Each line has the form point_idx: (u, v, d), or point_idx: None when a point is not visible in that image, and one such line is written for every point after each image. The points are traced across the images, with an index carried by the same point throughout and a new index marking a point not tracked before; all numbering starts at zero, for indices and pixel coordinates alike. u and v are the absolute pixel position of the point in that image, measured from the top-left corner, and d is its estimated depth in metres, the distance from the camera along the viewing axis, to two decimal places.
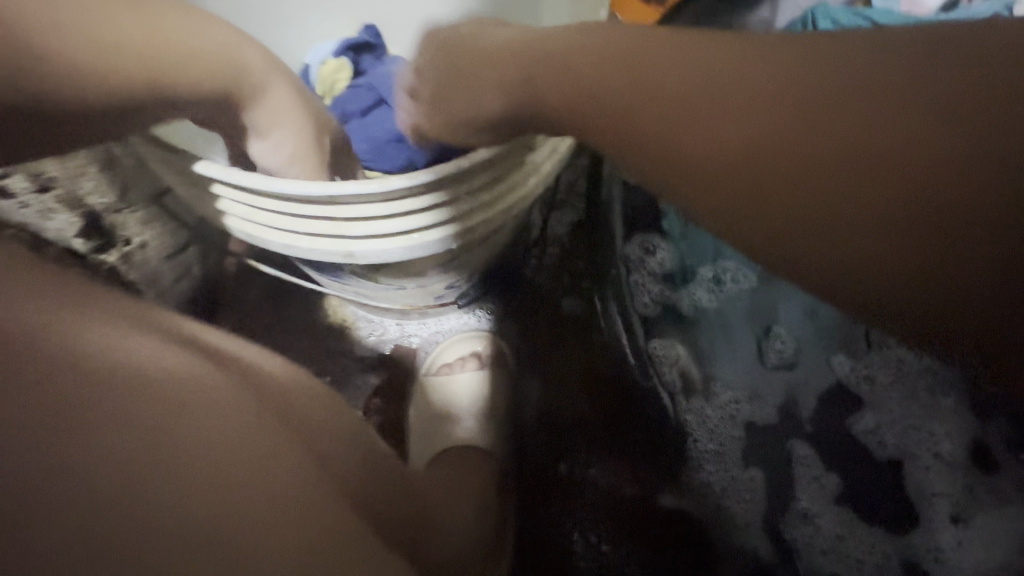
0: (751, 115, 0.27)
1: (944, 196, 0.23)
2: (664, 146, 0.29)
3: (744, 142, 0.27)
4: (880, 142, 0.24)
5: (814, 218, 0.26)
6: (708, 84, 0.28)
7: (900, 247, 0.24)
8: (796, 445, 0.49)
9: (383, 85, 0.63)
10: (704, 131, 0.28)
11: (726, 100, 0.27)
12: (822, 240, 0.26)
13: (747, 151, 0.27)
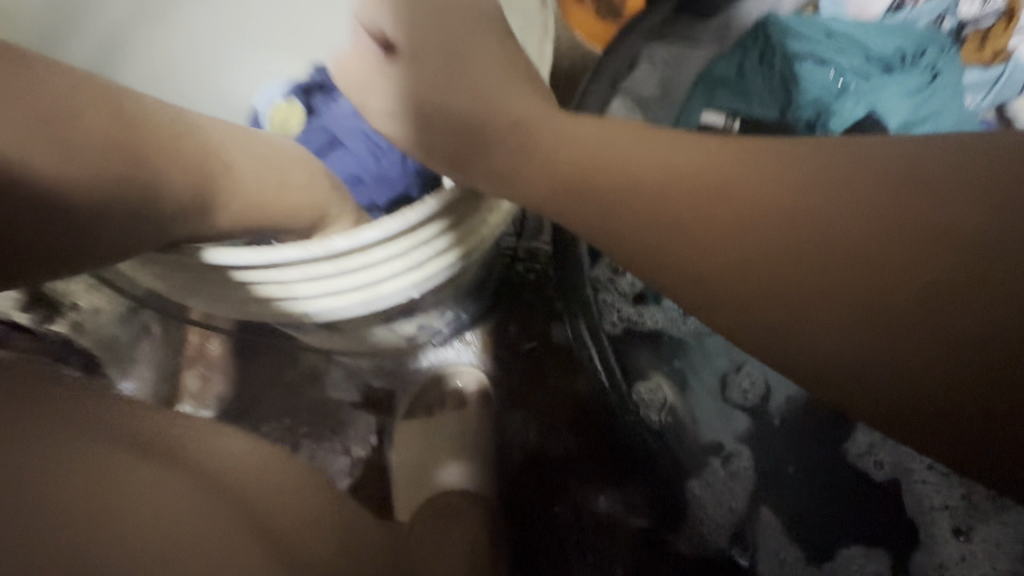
0: (778, 260, 0.31)
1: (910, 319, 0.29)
2: (677, 242, 0.33)
3: (775, 282, 0.31)
4: (847, 266, 0.30)
5: (821, 343, 0.31)
6: (666, 185, 0.34)
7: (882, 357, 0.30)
8: (761, 510, 0.48)
9: (335, 124, 0.59)
10: (719, 233, 0.32)
11: (751, 237, 0.32)
12: (833, 359, 0.31)
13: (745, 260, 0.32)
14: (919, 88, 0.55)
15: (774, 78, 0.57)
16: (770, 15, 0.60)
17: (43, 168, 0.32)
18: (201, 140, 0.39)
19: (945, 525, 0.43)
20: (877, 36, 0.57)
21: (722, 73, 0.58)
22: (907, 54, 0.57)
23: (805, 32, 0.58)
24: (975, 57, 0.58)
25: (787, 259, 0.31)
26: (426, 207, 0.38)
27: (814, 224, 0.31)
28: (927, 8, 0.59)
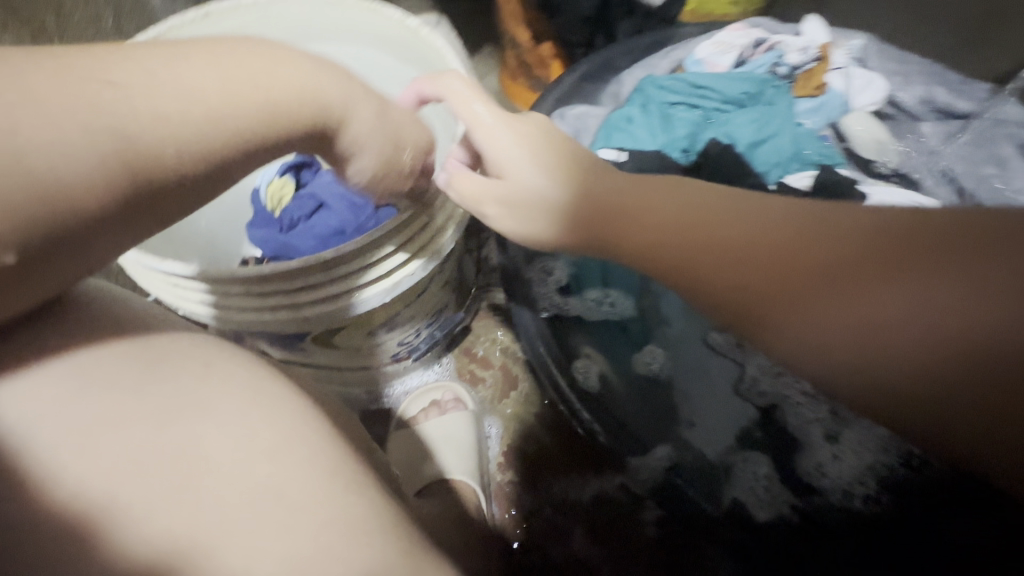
0: (722, 252, 0.43)
1: (864, 300, 0.38)
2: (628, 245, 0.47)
3: (737, 264, 0.42)
4: (809, 257, 0.40)
5: (779, 310, 0.40)
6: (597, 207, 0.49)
7: (851, 339, 0.38)
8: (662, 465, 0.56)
9: (324, 192, 0.76)
10: (685, 249, 0.44)
11: (710, 242, 0.43)
12: (793, 332, 0.40)
13: (729, 260, 0.42)
14: (761, 116, 0.73)
15: (657, 120, 0.74)
16: (649, 78, 0.79)
17: (85, 193, 0.33)
18: (190, 69, 0.38)
19: (820, 430, 0.56)
20: (727, 83, 0.76)
21: (618, 120, 0.75)
22: (753, 95, 0.76)
23: (673, 86, 0.77)
24: (805, 90, 0.76)
25: (702, 240, 0.44)
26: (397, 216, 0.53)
27: (745, 225, 0.43)
28: (763, 61, 0.79)
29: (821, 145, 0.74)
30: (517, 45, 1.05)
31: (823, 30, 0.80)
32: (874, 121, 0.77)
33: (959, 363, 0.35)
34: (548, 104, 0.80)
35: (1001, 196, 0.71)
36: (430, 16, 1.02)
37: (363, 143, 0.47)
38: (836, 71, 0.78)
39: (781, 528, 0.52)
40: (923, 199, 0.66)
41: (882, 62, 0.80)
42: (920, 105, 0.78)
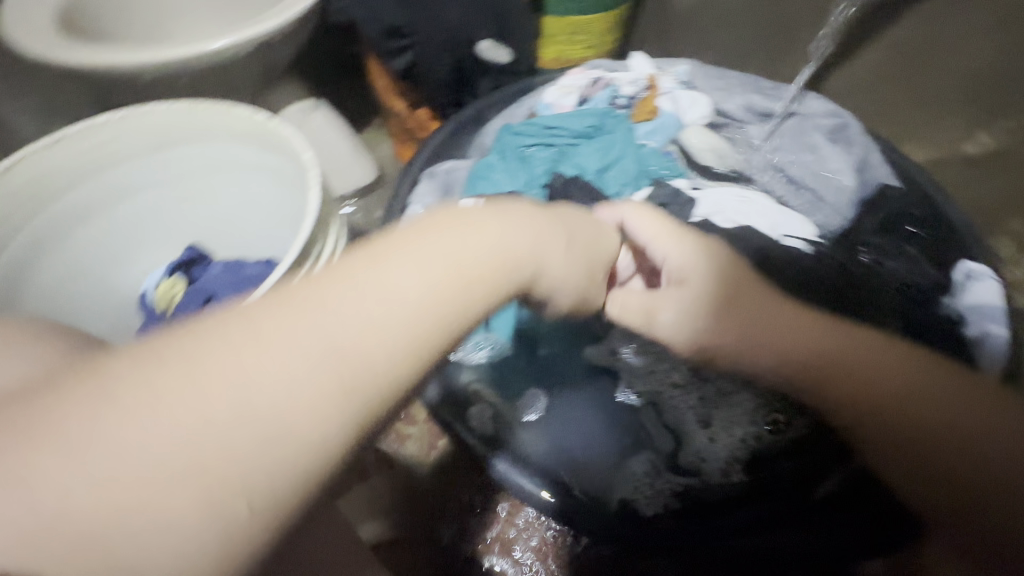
0: (911, 396, 0.43)
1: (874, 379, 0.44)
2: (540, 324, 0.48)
3: (871, 384, 0.44)
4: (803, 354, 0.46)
5: (905, 420, 0.43)
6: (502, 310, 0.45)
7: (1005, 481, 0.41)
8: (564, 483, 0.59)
9: (212, 284, 0.77)
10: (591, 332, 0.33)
11: (830, 351, 0.46)
12: (893, 426, 0.43)
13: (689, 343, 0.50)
14: (604, 144, 0.82)
15: (515, 163, 0.81)
16: (506, 126, 0.87)
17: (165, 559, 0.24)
18: (359, 304, 0.29)
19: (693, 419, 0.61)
20: (573, 120, 0.85)
21: (480, 170, 0.81)
22: (598, 127, 0.85)
23: (527, 129, 0.85)
24: (643, 116, 0.87)
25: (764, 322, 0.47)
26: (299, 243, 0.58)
27: (882, 357, 0.45)
28: (602, 96, 0.89)
29: (665, 160, 0.83)
30: (395, 113, 1.12)
31: (648, 63, 0.92)
32: (707, 132, 0.87)
33: (984, 430, 0.42)
34: (419, 165, 0.85)
35: (820, 177, 0.81)
36: (307, 101, 1.08)
37: (562, 282, 0.41)
38: (664, 95, 0.88)
39: (666, 517, 0.55)
40: (750, 192, 0.74)
41: (706, 79, 0.92)
42: (745, 112, 0.88)
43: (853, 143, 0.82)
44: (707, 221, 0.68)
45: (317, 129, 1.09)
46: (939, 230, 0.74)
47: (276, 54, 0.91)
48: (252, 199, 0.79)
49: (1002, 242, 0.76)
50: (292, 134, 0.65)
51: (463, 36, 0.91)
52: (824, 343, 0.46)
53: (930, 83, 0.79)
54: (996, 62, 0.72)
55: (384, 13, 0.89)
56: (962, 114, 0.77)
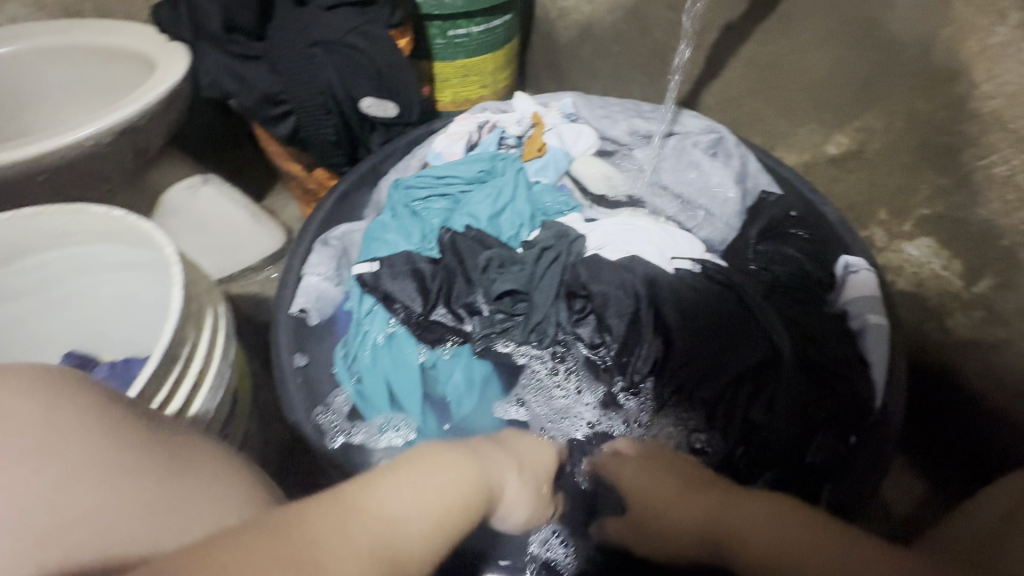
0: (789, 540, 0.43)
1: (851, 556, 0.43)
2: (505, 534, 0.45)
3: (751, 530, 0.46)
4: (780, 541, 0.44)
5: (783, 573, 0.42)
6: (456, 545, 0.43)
7: None
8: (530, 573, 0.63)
9: None
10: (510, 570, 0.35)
11: (706, 499, 0.51)
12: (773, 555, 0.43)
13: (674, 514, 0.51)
14: (495, 188, 0.83)
15: (409, 219, 0.82)
16: (398, 181, 0.86)
17: None
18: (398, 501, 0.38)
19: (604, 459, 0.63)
20: (463, 167, 0.86)
21: (372, 231, 0.81)
22: (489, 171, 0.86)
23: (419, 182, 0.85)
24: (531, 153, 0.89)
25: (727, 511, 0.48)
26: (166, 338, 0.53)
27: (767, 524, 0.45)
28: (491, 140, 0.91)
29: (558, 195, 0.85)
30: (293, 176, 1.09)
31: (530, 101, 0.94)
32: (597, 161, 0.90)
33: None
34: (312, 230, 0.83)
35: (705, 193, 0.84)
36: (194, 176, 1.03)
37: (516, 503, 0.51)
38: (550, 132, 0.90)
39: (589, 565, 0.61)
40: (637, 219, 0.77)
41: (589, 110, 0.94)
42: (630, 136, 0.92)
43: (731, 155, 0.85)
44: (598, 253, 0.71)
45: (210, 204, 1.05)
46: (817, 229, 0.78)
47: (146, 137, 0.87)
48: (129, 293, 0.73)
49: (875, 231, 0.81)
50: (152, 228, 0.61)
51: (343, 96, 0.90)
52: (710, 509, 0.50)
53: (792, 85, 0.82)
54: (831, 74, 0.77)
55: (257, 82, 0.87)
56: (819, 118, 0.82)
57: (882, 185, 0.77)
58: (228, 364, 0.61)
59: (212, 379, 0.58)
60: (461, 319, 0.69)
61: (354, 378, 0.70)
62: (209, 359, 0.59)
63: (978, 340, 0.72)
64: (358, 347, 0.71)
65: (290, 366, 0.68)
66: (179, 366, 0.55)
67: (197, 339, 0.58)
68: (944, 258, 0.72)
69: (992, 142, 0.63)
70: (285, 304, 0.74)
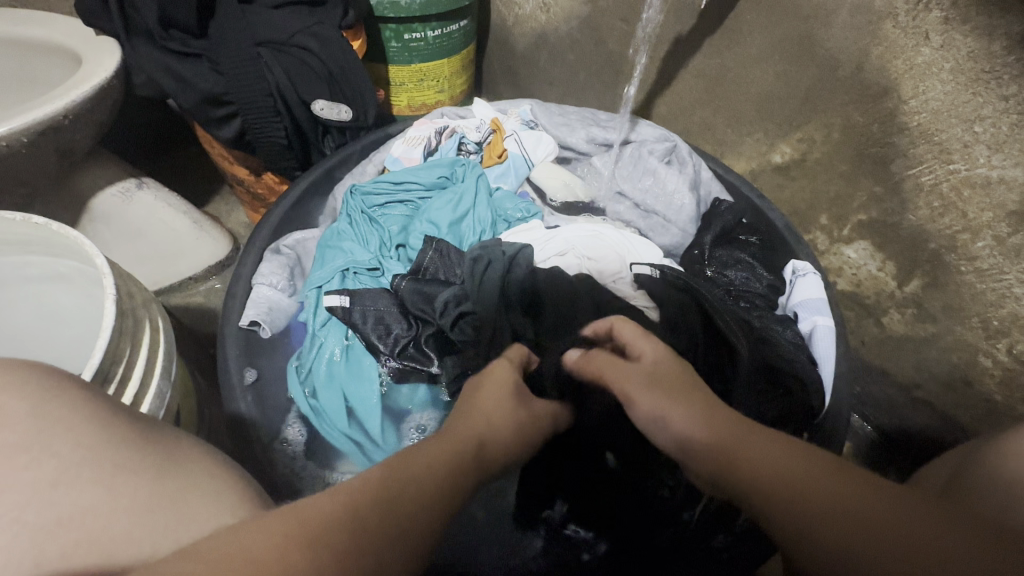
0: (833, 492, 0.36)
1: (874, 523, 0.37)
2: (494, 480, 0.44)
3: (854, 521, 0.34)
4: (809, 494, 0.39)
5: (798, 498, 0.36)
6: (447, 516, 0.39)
7: None
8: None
9: None
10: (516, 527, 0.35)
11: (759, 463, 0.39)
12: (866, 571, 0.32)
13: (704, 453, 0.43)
14: (455, 195, 0.82)
15: (367, 226, 0.81)
16: (354, 187, 0.84)
17: None
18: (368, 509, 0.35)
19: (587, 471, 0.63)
20: (422, 173, 0.85)
21: (328, 238, 0.80)
22: (449, 177, 0.86)
23: (377, 188, 0.84)
24: (491, 160, 0.90)
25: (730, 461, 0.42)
26: (98, 356, 0.48)
27: (790, 464, 0.38)
28: (449, 146, 0.91)
29: (519, 201, 0.85)
30: (238, 180, 1.03)
31: (489, 108, 0.95)
32: (557, 168, 0.91)
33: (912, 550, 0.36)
34: (263, 236, 0.78)
35: (662, 199, 0.87)
36: (128, 179, 0.95)
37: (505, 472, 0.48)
38: (509, 138, 0.90)
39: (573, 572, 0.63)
40: (601, 226, 0.78)
41: (548, 117, 0.95)
42: (588, 144, 0.93)
43: (685, 162, 0.87)
44: (561, 259, 0.73)
45: (145, 210, 0.97)
46: (767, 234, 0.81)
47: (73, 137, 0.79)
48: (53, 309, 0.66)
49: (818, 235, 0.85)
50: (80, 236, 0.55)
51: (293, 97, 0.86)
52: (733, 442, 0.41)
53: (740, 96, 0.86)
54: (776, 87, 0.81)
55: (197, 82, 0.82)
56: (764, 128, 0.86)
57: (824, 192, 0.81)
58: (169, 382, 0.56)
59: (154, 395, 0.54)
60: (429, 359, 0.67)
61: (310, 395, 0.67)
62: (148, 378, 0.54)
63: (910, 335, 0.78)
64: (313, 361, 0.69)
65: (240, 381, 0.64)
66: (114, 387, 0.50)
67: (133, 358, 0.53)
68: (879, 260, 0.77)
69: (920, 152, 0.68)
70: (234, 316, 0.70)
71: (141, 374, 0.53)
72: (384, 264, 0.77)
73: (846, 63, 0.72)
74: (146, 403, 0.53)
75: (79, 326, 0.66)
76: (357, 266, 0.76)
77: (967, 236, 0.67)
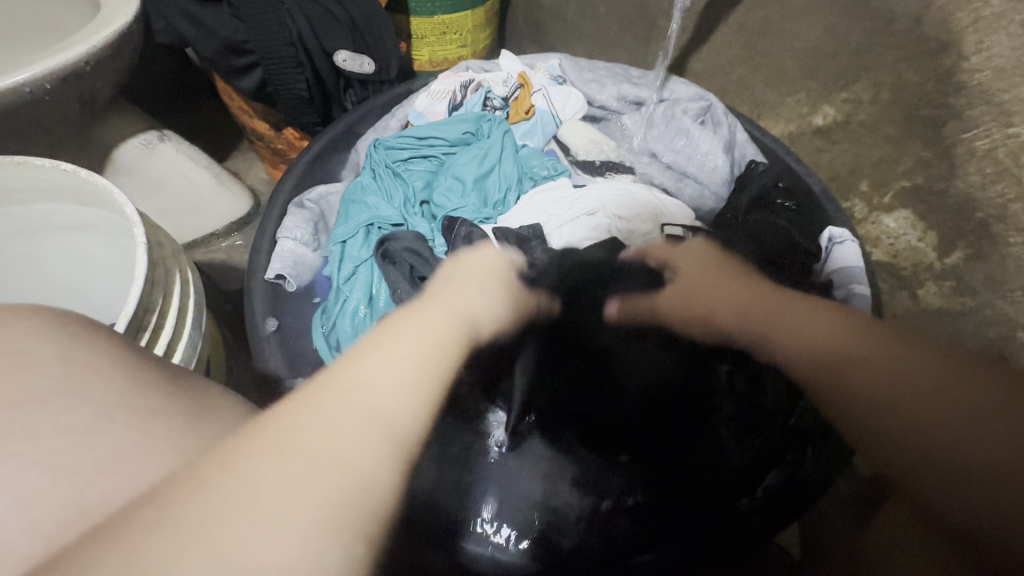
0: (941, 390, 0.36)
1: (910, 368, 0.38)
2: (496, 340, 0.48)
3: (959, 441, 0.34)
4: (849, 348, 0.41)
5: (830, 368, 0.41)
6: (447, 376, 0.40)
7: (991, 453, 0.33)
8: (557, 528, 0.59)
9: None
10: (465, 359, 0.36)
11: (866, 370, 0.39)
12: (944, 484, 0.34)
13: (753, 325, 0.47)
14: (481, 150, 0.81)
15: (391, 181, 0.80)
16: (377, 140, 0.83)
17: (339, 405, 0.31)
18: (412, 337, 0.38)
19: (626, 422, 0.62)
20: (447, 129, 0.84)
21: (352, 193, 0.79)
22: (474, 133, 0.84)
23: (401, 143, 0.83)
24: (517, 117, 0.88)
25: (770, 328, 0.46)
26: (132, 304, 0.49)
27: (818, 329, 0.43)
28: (475, 101, 0.88)
29: (546, 159, 0.83)
30: (258, 134, 1.02)
31: (516, 61, 0.91)
32: (584, 127, 0.88)
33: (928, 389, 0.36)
34: (286, 191, 0.77)
35: (694, 160, 0.84)
36: (150, 131, 0.95)
37: None
38: (537, 93, 0.88)
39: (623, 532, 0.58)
40: (632, 185, 0.77)
41: (577, 72, 0.91)
42: (618, 102, 0.90)
43: (720, 123, 0.84)
44: (592, 218, 0.71)
45: (167, 163, 0.97)
46: (800, 200, 0.79)
47: (94, 85, 0.78)
48: (83, 259, 0.67)
49: (856, 204, 0.83)
50: (109, 183, 0.55)
51: (316, 47, 0.84)
52: (857, 347, 0.41)
53: (783, 52, 0.81)
54: (823, 41, 0.76)
55: (218, 29, 0.79)
56: (806, 87, 0.82)
57: (866, 156, 0.78)
58: (200, 332, 0.57)
59: (186, 346, 0.54)
60: None
61: (334, 348, 0.68)
62: (180, 327, 0.54)
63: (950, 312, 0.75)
64: (338, 315, 0.69)
65: (267, 331, 0.65)
66: (148, 335, 0.51)
67: (165, 307, 0.53)
68: (920, 231, 0.74)
69: (976, 114, 0.64)
70: (260, 269, 0.70)
71: (174, 322, 0.53)
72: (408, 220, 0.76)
73: (902, 16, 0.68)
74: (178, 353, 0.53)
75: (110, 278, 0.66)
76: (382, 221, 0.75)
77: (1019, 204, 0.63)
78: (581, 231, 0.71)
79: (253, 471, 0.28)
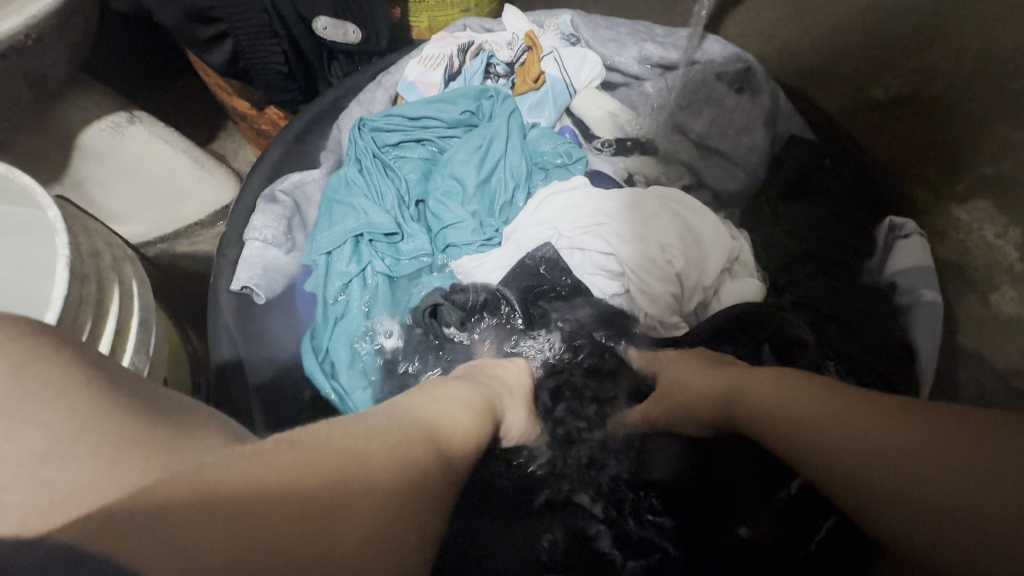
0: (896, 452, 0.35)
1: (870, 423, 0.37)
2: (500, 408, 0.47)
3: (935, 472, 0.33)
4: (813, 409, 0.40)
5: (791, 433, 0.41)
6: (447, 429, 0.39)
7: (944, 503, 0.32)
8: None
9: None
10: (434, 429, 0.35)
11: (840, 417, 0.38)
12: (932, 525, 0.32)
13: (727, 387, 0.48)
14: (483, 136, 0.71)
15: (380, 174, 0.70)
16: (361, 120, 0.72)
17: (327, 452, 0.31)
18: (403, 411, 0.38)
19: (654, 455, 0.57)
20: (444, 107, 0.73)
21: (336, 188, 0.70)
22: (474, 112, 0.74)
23: (389, 124, 0.73)
24: (524, 86, 0.77)
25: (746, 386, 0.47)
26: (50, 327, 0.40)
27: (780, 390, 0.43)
28: (475, 68, 0.78)
29: (559, 143, 0.72)
30: (240, 114, 0.92)
31: (523, 19, 0.80)
32: (601, 96, 0.77)
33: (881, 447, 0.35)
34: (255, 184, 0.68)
35: (728, 137, 0.72)
36: (118, 112, 0.85)
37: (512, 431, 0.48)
38: (548, 56, 0.77)
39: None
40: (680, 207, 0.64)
41: (592, 30, 0.79)
42: (640, 66, 0.78)
43: (760, 89, 0.72)
44: (599, 255, 0.62)
45: (139, 147, 0.88)
46: (858, 184, 0.67)
47: (41, 60, 0.69)
48: None
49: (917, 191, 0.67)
50: (30, 182, 0.46)
51: (291, 13, 0.73)
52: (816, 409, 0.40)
53: None
54: None
55: None
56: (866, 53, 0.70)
57: (938, 136, 0.66)
58: (146, 355, 0.49)
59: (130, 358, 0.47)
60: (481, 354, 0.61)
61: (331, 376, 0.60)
62: (119, 352, 0.46)
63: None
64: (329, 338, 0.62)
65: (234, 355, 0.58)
66: None
67: (98, 331, 0.45)
68: (1001, 224, 0.63)
69: None
70: (226, 277, 0.62)
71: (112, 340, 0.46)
72: (402, 231, 0.68)
73: None
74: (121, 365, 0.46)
75: (22, 280, 0.55)
76: (373, 230, 0.66)
77: None
78: (590, 264, 0.62)
79: (313, 447, 0.30)
